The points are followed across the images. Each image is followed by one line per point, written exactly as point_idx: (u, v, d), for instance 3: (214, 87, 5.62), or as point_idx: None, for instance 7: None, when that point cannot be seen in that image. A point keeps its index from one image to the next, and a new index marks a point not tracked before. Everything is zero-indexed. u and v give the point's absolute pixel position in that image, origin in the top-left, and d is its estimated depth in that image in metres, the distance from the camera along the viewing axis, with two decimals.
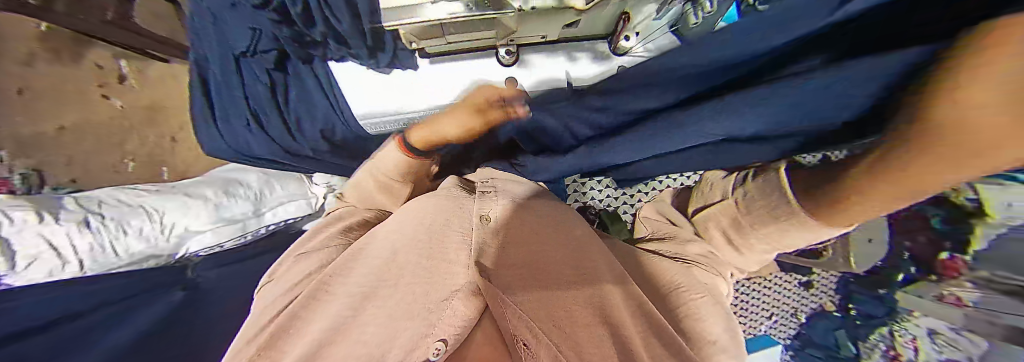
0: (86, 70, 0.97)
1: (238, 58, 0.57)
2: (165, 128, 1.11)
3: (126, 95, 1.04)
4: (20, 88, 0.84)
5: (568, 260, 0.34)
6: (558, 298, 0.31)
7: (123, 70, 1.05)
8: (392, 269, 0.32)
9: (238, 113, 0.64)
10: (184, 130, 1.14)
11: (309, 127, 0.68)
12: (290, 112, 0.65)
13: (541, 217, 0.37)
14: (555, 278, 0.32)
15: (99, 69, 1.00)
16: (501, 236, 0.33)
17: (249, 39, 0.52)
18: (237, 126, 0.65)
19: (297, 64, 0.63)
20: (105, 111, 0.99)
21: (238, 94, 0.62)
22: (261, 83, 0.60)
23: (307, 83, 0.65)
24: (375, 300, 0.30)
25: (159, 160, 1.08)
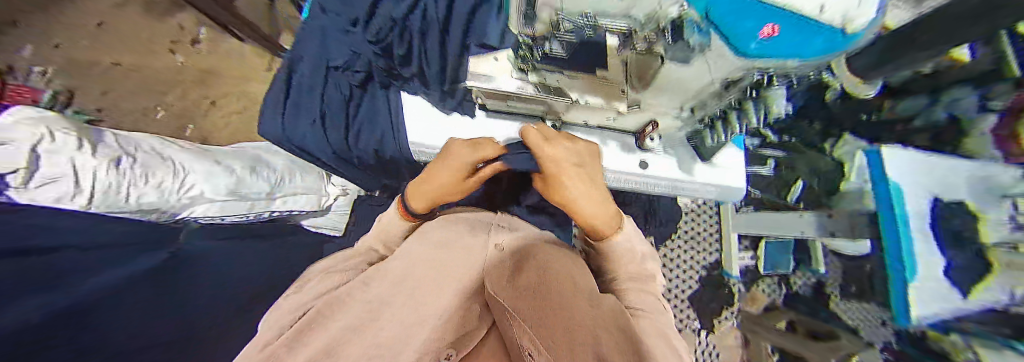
0: (169, 28, 1.08)
1: (326, 69, 0.52)
2: (212, 90, 1.06)
3: (191, 57, 1.06)
4: (98, 23, 1.03)
5: (573, 272, 0.31)
6: (558, 304, 0.25)
7: (200, 36, 1.09)
8: (409, 290, 0.33)
9: (307, 110, 0.53)
10: (227, 97, 1.07)
11: (367, 143, 0.57)
12: (353, 127, 0.57)
13: (548, 251, 0.35)
14: (561, 288, 0.27)
15: (182, 29, 1.08)
16: (506, 251, 0.34)
17: (347, 55, 0.50)
18: (298, 117, 0.53)
19: (377, 87, 0.57)
20: (164, 65, 1.04)
21: (312, 96, 0.53)
22: (338, 92, 0.54)
23: (378, 103, 0.56)
24: (393, 309, 0.31)
25: (188, 117, 1.02)
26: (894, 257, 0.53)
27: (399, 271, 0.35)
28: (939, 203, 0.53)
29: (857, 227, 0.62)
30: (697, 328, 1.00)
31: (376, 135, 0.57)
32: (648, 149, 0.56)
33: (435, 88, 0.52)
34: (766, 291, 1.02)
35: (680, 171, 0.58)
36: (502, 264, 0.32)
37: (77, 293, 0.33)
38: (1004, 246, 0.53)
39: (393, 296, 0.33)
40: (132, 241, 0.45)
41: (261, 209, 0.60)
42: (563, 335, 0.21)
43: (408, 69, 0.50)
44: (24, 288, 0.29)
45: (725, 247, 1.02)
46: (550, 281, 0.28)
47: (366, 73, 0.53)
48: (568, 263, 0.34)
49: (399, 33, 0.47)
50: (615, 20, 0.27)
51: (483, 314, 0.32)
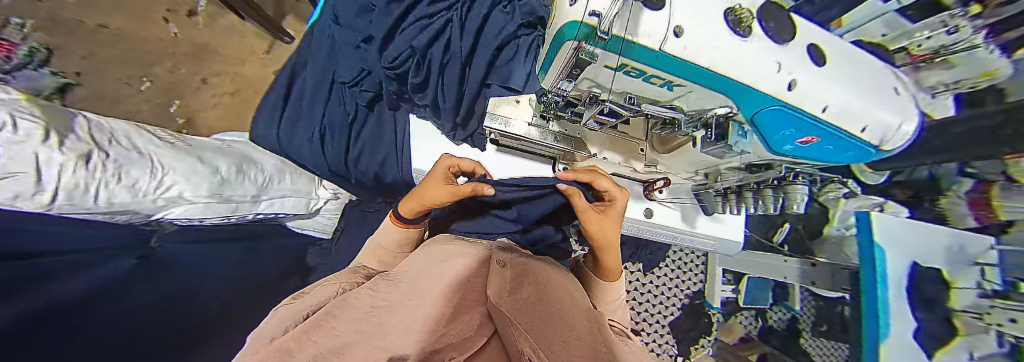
0: None
1: (333, 84, 0.58)
2: (204, 67, 1.00)
3: (188, 29, 1.00)
4: None
5: (560, 302, 0.34)
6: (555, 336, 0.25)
7: (198, 8, 1.02)
8: (416, 296, 0.33)
9: (307, 128, 0.58)
10: (220, 76, 1.01)
11: (367, 162, 0.62)
12: (358, 144, 0.61)
13: (544, 288, 0.37)
14: (553, 322, 0.28)
15: None
16: (506, 274, 0.38)
17: (356, 74, 0.54)
18: (296, 131, 0.58)
19: (385, 110, 0.63)
20: (155, 33, 0.97)
21: (316, 114, 0.58)
22: (343, 111, 0.59)
23: (385, 125, 0.63)
24: (392, 313, 0.30)
25: (175, 92, 0.96)
26: (870, 310, 0.56)
27: (400, 294, 0.34)
28: (918, 268, 0.56)
29: (838, 277, 0.67)
30: (676, 355, 1.00)
31: (377, 159, 0.62)
32: (656, 199, 0.63)
33: (447, 119, 0.54)
34: (744, 324, 1.04)
35: (685, 222, 0.65)
36: (502, 283, 0.35)
37: (75, 289, 0.32)
38: (971, 313, 0.57)
39: (389, 303, 0.33)
40: (116, 235, 0.43)
41: (245, 212, 0.57)
42: (549, 339, 0.23)
43: (421, 96, 0.53)
44: (26, 280, 0.28)
45: (709, 280, 1.04)
46: (539, 305, 0.31)
47: (375, 93, 0.58)
48: (557, 293, 0.37)
49: (416, 64, 0.49)
50: (682, 100, 0.35)
51: (483, 323, 0.30)
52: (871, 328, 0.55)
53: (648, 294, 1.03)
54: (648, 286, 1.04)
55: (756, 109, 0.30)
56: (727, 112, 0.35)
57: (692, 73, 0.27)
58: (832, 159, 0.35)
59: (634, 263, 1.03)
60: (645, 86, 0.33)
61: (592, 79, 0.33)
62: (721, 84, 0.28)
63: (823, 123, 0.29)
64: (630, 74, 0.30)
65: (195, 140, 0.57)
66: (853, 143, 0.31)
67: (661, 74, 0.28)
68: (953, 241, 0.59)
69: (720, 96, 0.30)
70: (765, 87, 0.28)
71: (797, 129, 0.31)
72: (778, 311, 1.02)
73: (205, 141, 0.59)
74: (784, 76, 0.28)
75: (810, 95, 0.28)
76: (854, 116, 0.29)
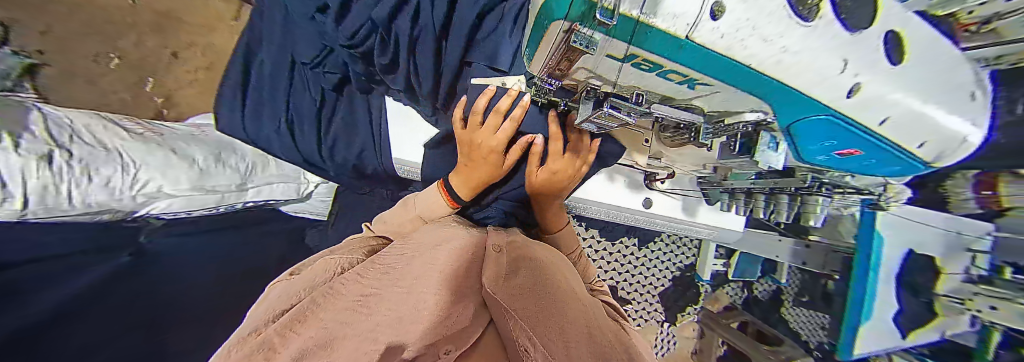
0: None
1: (295, 67, 0.57)
2: (171, 38, 0.92)
3: None
4: None
5: (557, 291, 0.33)
6: (556, 316, 0.28)
7: None
8: (411, 278, 0.32)
9: (271, 114, 0.58)
10: (191, 49, 0.94)
11: (343, 151, 0.61)
12: (328, 137, 0.60)
13: (535, 269, 0.36)
14: (550, 306, 0.29)
15: None
16: (502, 259, 0.36)
17: (315, 56, 0.52)
18: (263, 118, 0.58)
19: (355, 92, 0.61)
20: None
21: (280, 98, 0.58)
22: (309, 98, 0.58)
23: (356, 110, 0.61)
24: (382, 301, 0.28)
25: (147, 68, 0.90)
26: (857, 293, 0.56)
27: (398, 267, 0.34)
28: (911, 256, 0.55)
29: (828, 260, 0.68)
30: (663, 321, 1.07)
31: (353, 150, 0.61)
32: (656, 189, 0.68)
33: (426, 105, 0.53)
34: (730, 294, 1.09)
35: (683, 210, 0.71)
36: (498, 272, 0.33)
37: (59, 298, 0.33)
38: (954, 298, 0.57)
39: (381, 287, 0.31)
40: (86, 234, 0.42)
41: (232, 202, 0.57)
42: (554, 337, 0.25)
43: (392, 78, 0.50)
44: (9, 294, 0.29)
45: (701, 254, 1.06)
46: (540, 292, 0.31)
47: (342, 75, 0.56)
48: (555, 280, 0.35)
49: (381, 43, 0.45)
50: (702, 101, 0.30)
51: (477, 313, 0.31)
52: (856, 311, 0.56)
53: (641, 267, 1.07)
54: (641, 261, 1.06)
55: (800, 119, 0.25)
56: (759, 118, 0.30)
57: (731, 75, 0.20)
58: (869, 168, 0.33)
59: (629, 239, 1.04)
60: (659, 81, 0.26)
61: (588, 69, 0.27)
62: (756, 87, 0.21)
63: (877, 137, 0.25)
64: (640, 65, 0.23)
65: (166, 129, 0.55)
66: (898, 155, 0.28)
67: (683, 69, 0.21)
68: (951, 227, 0.58)
69: (759, 99, 0.24)
70: (826, 95, 0.21)
71: (840, 143, 0.27)
72: (763, 283, 1.06)
73: (177, 130, 0.57)
74: (850, 79, 0.20)
75: (880, 105, 0.22)
76: (914, 128, 0.25)
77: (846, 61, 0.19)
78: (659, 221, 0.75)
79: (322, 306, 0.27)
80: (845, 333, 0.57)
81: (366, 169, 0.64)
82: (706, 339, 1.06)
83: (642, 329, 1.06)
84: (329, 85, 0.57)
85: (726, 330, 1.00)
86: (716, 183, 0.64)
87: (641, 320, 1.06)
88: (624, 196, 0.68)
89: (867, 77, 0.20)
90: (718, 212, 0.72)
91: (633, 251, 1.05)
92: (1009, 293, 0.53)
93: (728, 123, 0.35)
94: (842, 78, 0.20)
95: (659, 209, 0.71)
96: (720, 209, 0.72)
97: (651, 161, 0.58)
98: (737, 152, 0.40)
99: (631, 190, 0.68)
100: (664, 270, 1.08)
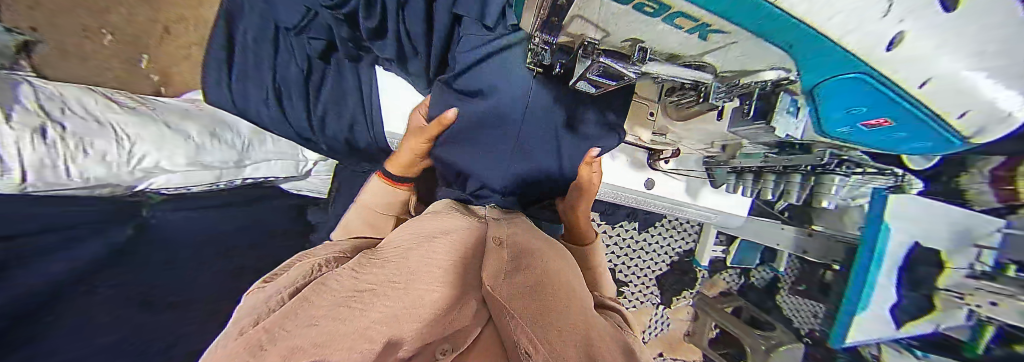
0: None
1: (279, 33, 0.55)
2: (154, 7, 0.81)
3: None
4: None
5: (543, 290, 0.32)
6: (554, 315, 0.28)
7: None
8: (410, 273, 0.31)
9: (257, 85, 0.57)
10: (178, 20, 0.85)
11: (333, 125, 0.61)
12: (316, 108, 0.60)
13: (533, 266, 0.36)
14: (548, 307, 0.29)
15: None
16: (504, 256, 0.36)
17: (299, 17, 0.50)
18: (250, 91, 0.56)
19: (343, 62, 0.59)
20: None
21: (265, 68, 0.56)
22: (296, 67, 0.57)
23: (346, 81, 0.60)
24: (378, 296, 0.27)
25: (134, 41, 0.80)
26: (855, 287, 0.56)
27: (396, 259, 0.35)
28: (916, 250, 0.54)
29: (829, 249, 0.66)
30: (658, 303, 1.10)
31: (344, 124, 0.62)
32: (659, 170, 0.67)
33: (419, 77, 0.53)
34: (727, 280, 1.10)
35: (687, 194, 0.70)
36: (499, 269, 0.33)
37: (46, 275, 0.34)
38: (953, 292, 0.56)
39: (376, 283, 0.29)
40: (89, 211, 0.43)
41: (230, 178, 0.58)
42: (561, 341, 0.23)
43: (381, 45, 0.49)
44: None
45: (701, 239, 1.05)
46: (541, 292, 0.31)
47: (329, 41, 0.54)
48: (553, 284, 0.35)
49: (365, 5, 0.44)
50: (714, 56, 0.27)
51: (478, 308, 0.30)
52: (850, 305, 0.56)
53: (640, 251, 1.07)
54: (641, 244, 1.06)
55: (825, 73, 0.22)
56: (780, 76, 0.28)
57: (736, 14, 0.16)
58: (893, 140, 0.31)
59: (630, 222, 1.03)
60: (664, 29, 0.23)
61: (584, 16, 0.26)
62: (786, 36, 0.18)
63: (908, 99, 0.22)
64: (643, 7, 0.20)
65: (161, 103, 0.55)
66: (930, 123, 0.25)
67: (692, 10, 0.18)
68: (970, 221, 0.55)
69: (779, 47, 0.20)
70: (855, 45, 0.17)
71: (868, 107, 0.25)
72: (761, 271, 1.06)
73: (170, 104, 0.56)
74: (903, 36, 0.17)
75: (924, 64, 0.18)
76: (962, 98, 0.21)
77: (893, 4, 0.14)
78: (661, 205, 0.73)
79: (315, 296, 0.27)
80: (838, 325, 0.58)
81: (359, 144, 0.65)
82: (700, 321, 1.08)
83: (636, 310, 1.09)
84: (316, 53, 0.56)
85: (721, 315, 1.02)
86: (722, 163, 0.62)
87: (636, 302, 1.08)
88: (627, 174, 0.66)
89: (922, 26, 0.15)
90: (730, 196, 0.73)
91: (632, 234, 1.04)
92: (1009, 290, 0.51)
93: (738, 82, 0.32)
94: (882, 27, 0.16)
95: (661, 193, 0.69)
96: (724, 191, 0.72)
97: (655, 138, 0.57)
98: (751, 116, 0.38)
99: (634, 170, 0.67)
100: (663, 254, 1.08)
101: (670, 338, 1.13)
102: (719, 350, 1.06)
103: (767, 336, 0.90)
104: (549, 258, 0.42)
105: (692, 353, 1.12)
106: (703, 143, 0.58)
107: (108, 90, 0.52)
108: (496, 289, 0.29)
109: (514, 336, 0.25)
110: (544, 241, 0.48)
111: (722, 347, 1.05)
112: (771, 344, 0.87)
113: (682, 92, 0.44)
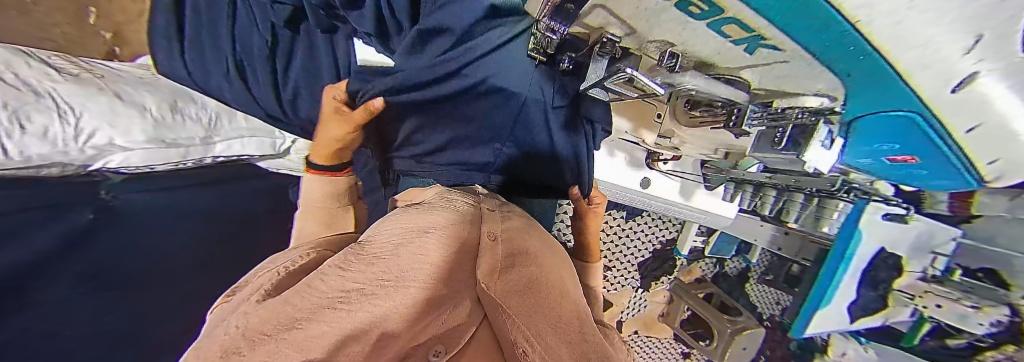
0: None
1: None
2: None
3: None
4: None
5: (555, 298, 0.33)
6: (544, 320, 0.28)
7: None
8: (400, 271, 0.29)
9: (215, 57, 0.52)
10: None
11: (307, 106, 0.56)
12: (288, 87, 0.54)
13: (526, 263, 0.36)
14: (542, 311, 0.29)
15: None
16: (497, 253, 0.34)
17: None
18: (208, 63, 0.52)
19: (313, 30, 0.51)
20: None
21: (224, 32, 0.50)
22: (260, 35, 0.50)
23: (319, 55, 0.53)
24: (366, 296, 0.25)
25: None
26: (822, 283, 0.59)
27: (383, 252, 0.33)
28: (881, 254, 0.57)
29: (805, 249, 0.70)
30: (637, 287, 1.16)
31: (318, 107, 0.56)
32: (656, 169, 0.67)
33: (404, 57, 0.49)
34: (703, 268, 1.16)
35: (679, 192, 0.71)
36: (494, 265, 0.32)
37: None
38: (907, 293, 0.60)
39: (365, 282, 0.27)
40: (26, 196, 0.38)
41: (199, 156, 0.55)
42: (549, 340, 0.26)
43: (358, 15, 0.42)
44: None
45: (683, 229, 1.09)
46: (534, 292, 0.31)
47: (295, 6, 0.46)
48: (548, 283, 0.35)
49: None
50: (753, 72, 0.26)
51: (473, 310, 0.30)
52: (815, 300, 0.60)
53: (625, 239, 1.10)
54: (626, 233, 1.09)
55: (874, 106, 0.23)
56: (823, 106, 0.27)
57: (815, 30, 0.16)
58: (915, 177, 0.34)
59: (617, 211, 1.05)
60: (709, 37, 0.22)
61: (606, 7, 0.24)
62: (839, 48, 0.17)
63: (944, 141, 0.24)
64: (689, 7, 0.19)
65: (110, 70, 0.49)
66: (957, 165, 0.27)
67: (750, 18, 0.17)
68: (933, 231, 0.58)
69: (833, 75, 0.21)
70: (920, 78, 0.17)
71: (901, 147, 0.27)
72: (735, 262, 1.12)
73: (120, 72, 0.50)
74: (962, 61, 0.16)
75: (974, 106, 0.19)
76: (996, 141, 0.23)
77: (977, 40, 0.14)
78: (655, 202, 0.74)
79: (299, 298, 0.25)
80: (801, 316, 0.62)
81: None
82: (674, 304, 1.16)
83: (616, 293, 1.15)
84: (280, 21, 0.48)
85: (694, 299, 1.09)
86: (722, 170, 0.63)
87: (617, 285, 1.14)
88: (621, 170, 0.66)
89: (995, 63, 0.16)
90: (722, 202, 0.76)
91: (619, 223, 1.06)
92: (955, 294, 0.56)
93: (778, 107, 0.31)
94: (951, 61, 0.16)
95: (652, 188, 0.69)
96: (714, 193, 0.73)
97: (660, 141, 0.55)
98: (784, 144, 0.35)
99: (631, 168, 0.66)
100: (647, 242, 1.12)
101: (645, 318, 1.21)
102: (688, 330, 1.15)
103: (733, 321, 0.98)
104: (542, 255, 0.41)
105: (663, 331, 1.21)
106: (705, 149, 0.57)
107: (44, 52, 0.46)
108: (492, 289, 0.29)
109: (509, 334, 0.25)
110: (532, 231, 0.48)
111: (690, 327, 1.14)
112: (736, 328, 0.95)
113: (704, 106, 0.42)
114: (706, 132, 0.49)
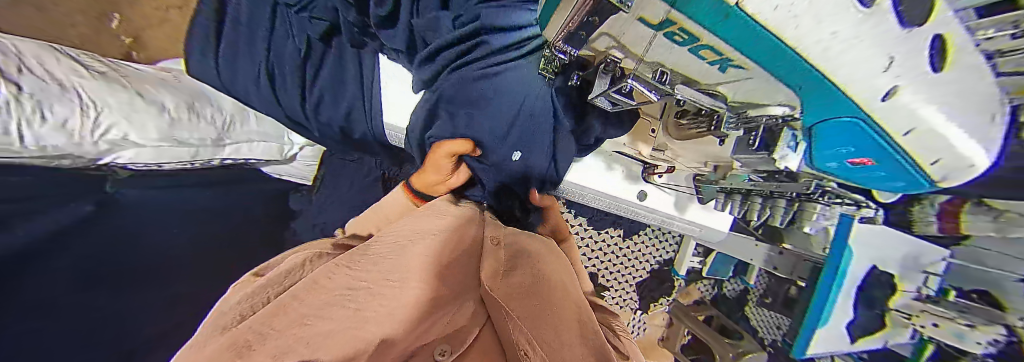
0: None
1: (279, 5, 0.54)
2: None
3: None
4: None
5: (552, 295, 0.33)
6: (552, 324, 0.29)
7: None
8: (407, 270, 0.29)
9: (250, 62, 0.55)
10: None
11: (330, 110, 0.60)
12: (313, 92, 0.58)
13: (534, 267, 0.37)
14: (549, 315, 0.30)
15: None
16: (504, 259, 0.35)
17: None
18: (238, 67, 0.55)
19: (344, 45, 0.58)
20: None
21: (261, 42, 0.55)
22: (295, 46, 0.55)
23: (346, 65, 0.59)
24: (376, 295, 0.26)
25: None
26: (817, 304, 0.60)
27: (393, 248, 0.34)
28: (874, 272, 0.59)
29: (797, 267, 0.70)
30: (637, 309, 1.13)
31: (339, 111, 0.60)
32: (652, 183, 0.69)
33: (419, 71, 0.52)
34: (701, 290, 1.15)
35: (675, 207, 0.73)
36: (498, 269, 0.33)
37: None
38: (902, 312, 0.61)
39: (374, 280, 0.29)
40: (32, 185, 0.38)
41: (207, 157, 0.57)
42: (554, 344, 0.27)
43: (389, 33, 0.49)
44: None
45: (680, 249, 1.10)
46: (540, 295, 0.32)
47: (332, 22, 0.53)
48: (551, 286, 0.35)
49: None
50: (727, 86, 0.29)
51: (474, 310, 0.31)
52: (813, 320, 0.60)
53: (622, 258, 1.10)
54: (623, 252, 1.09)
55: (827, 116, 0.25)
56: (785, 113, 0.29)
57: (765, 53, 0.18)
58: (876, 178, 0.36)
59: (614, 229, 1.06)
60: (688, 58, 0.25)
61: (611, 34, 0.27)
62: (789, 69, 0.19)
63: (887, 144, 0.26)
64: (673, 36, 0.22)
65: (136, 71, 0.52)
66: (907, 166, 0.29)
67: (720, 45, 0.20)
68: (916, 249, 0.60)
69: (788, 89, 0.23)
70: (852, 90, 0.19)
71: (856, 150, 0.29)
72: (734, 283, 1.11)
73: (144, 73, 0.53)
74: (888, 80, 0.18)
75: (905, 115, 0.21)
76: (935, 145, 0.24)
77: (891, 60, 0.16)
78: (652, 216, 0.75)
79: (309, 293, 0.26)
80: (800, 336, 0.61)
81: (354, 134, 0.65)
82: (674, 327, 1.13)
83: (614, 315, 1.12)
84: (316, 34, 0.55)
85: (694, 322, 1.07)
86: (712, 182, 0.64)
87: (616, 307, 1.11)
88: (619, 184, 0.68)
89: (910, 81, 0.18)
90: (716, 214, 0.78)
91: (616, 241, 1.07)
92: (949, 313, 0.56)
93: (747, 115, 0.33)
94: (877, 79, 0.18)
95: (649, 202, 0.71)
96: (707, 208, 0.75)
97: (655, 153, 0.60)
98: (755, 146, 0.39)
99: (628, 181, 0.69)
100: (644, 262, 1.11)
101: (646, 342, 1.17)
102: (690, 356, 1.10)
103: (735, 344, 0.95)
104: (547, 258, 0.42)
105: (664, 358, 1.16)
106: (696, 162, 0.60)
107: (73, 50, 0.48)
108: (496, 292, 0.29)
109: (512, 335, 0.27)
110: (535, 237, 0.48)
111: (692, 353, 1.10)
112: (737, 352, 0.92)
113: (690, 116, 0.45)
114: (697, 144, 0.52)
